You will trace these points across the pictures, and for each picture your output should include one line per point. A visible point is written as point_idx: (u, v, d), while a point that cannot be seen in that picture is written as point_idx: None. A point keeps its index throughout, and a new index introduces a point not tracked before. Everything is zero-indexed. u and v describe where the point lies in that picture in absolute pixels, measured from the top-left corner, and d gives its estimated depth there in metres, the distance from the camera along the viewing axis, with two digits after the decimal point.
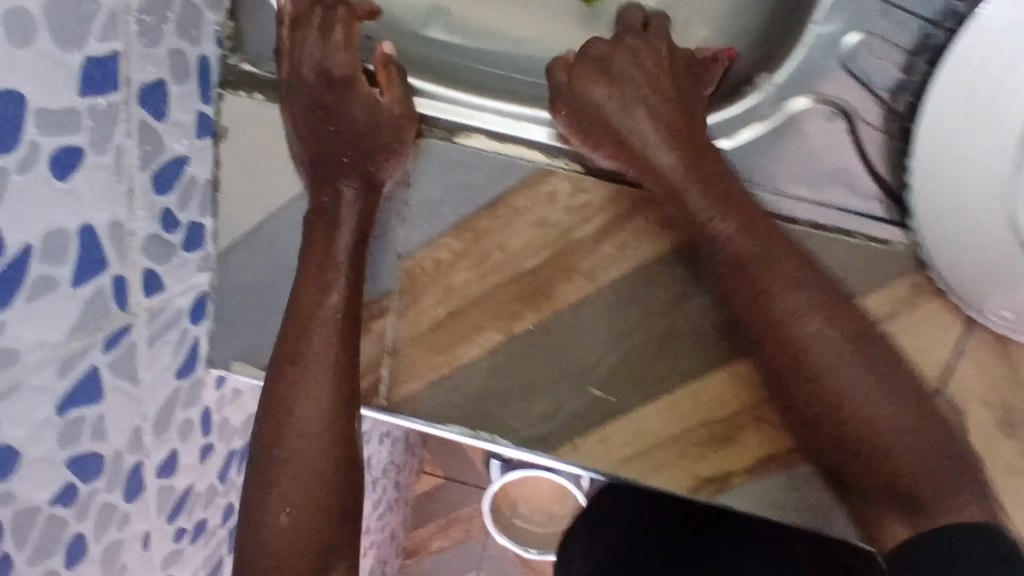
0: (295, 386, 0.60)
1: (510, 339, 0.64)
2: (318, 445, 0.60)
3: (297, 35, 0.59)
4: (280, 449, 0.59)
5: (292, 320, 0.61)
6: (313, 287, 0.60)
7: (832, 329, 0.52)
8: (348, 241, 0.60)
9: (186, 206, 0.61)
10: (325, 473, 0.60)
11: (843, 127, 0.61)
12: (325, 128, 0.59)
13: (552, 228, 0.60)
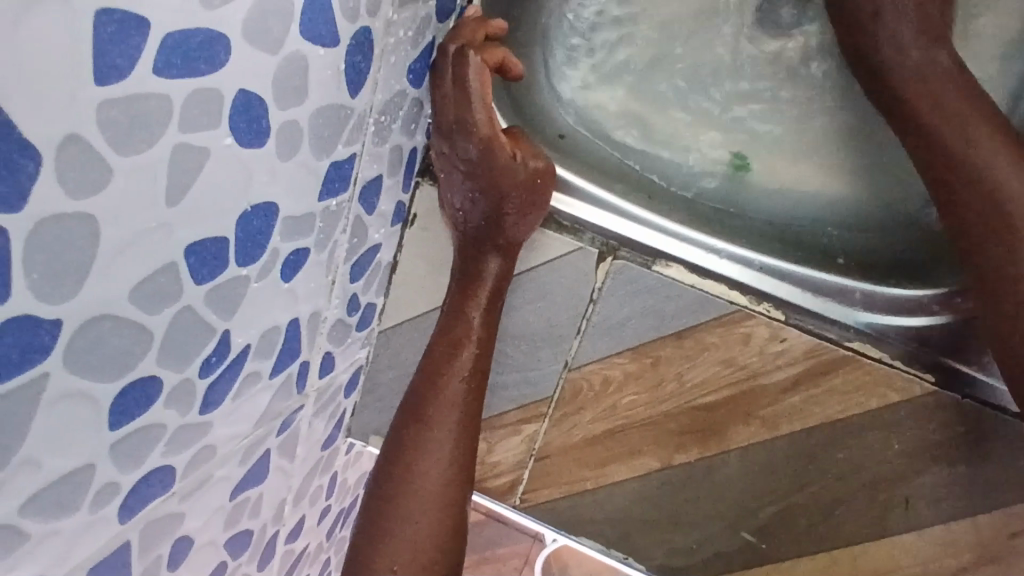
0: (420, 440, 0.57)
1: (666, 468, 0.62)
2: (432, 505, 0.56)
3: (488, 132, 0.55)
4: (396, 505, 0.55)
5: (422, 376, 0.59)
6: (450, 343, 0.58)
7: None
8: (479, 320, 0.58)
9: (368, 289, 0.61)
10: (437, 535, 0.55)
11: None
12: (468, 191, 0.57)
13: (738, 370, 0.58)
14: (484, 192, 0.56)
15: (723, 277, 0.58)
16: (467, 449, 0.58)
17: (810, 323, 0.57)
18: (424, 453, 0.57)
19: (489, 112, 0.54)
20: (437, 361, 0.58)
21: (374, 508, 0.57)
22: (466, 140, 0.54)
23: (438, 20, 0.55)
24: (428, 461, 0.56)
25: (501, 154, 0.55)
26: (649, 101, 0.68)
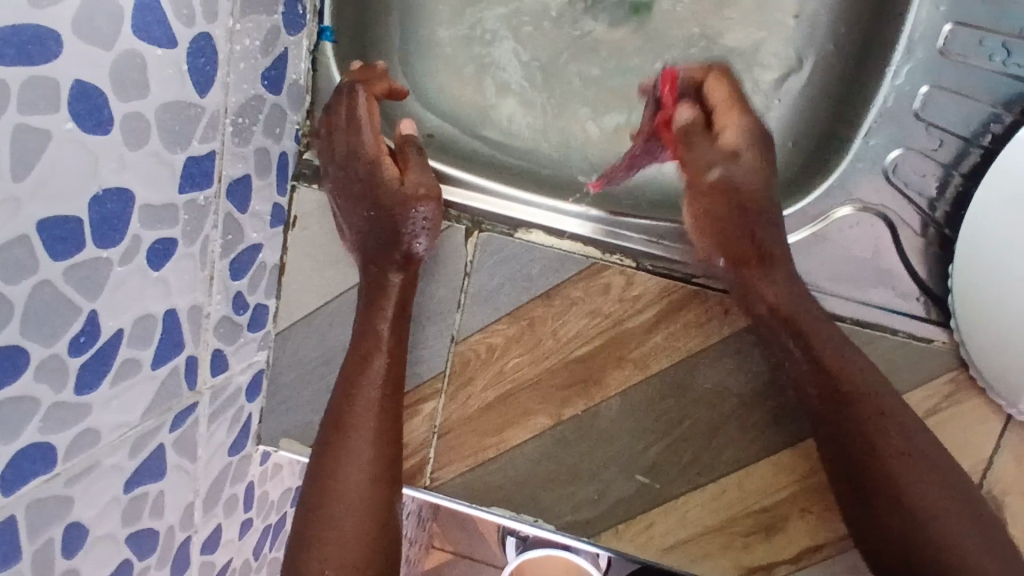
0: (360, 375, 0.59)
1: (558, 423, 0.66)
2: (373, 440, 0.58)
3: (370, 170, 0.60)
4: (338, 440, 0.57)
5: (365, 302, 0.61)
6: (374, 270, 0.61)
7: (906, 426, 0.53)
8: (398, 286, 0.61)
9: (255, 289, 0.64)
10: (377, 468, 0.57)
11: (885, 234, 0.60)
12: (352, 191, 0.61)
13: (605, 318, 0.64)
14: (374, 204, 0.60)
15: (577, 236, 0.64)
16: (395, 430, 0.60)
17: (662, 266, 0.63)
18: (364, 420, 0.58)
19: (375, 135, 0.61)
20: (371, 322, 0.60)
21: (324, 447, 0.58)
22: (343, 127, 0.61)
23: (288, 32, 0.60)
24: (369, 431, 0.58)
25: (373, 165, 0.60)
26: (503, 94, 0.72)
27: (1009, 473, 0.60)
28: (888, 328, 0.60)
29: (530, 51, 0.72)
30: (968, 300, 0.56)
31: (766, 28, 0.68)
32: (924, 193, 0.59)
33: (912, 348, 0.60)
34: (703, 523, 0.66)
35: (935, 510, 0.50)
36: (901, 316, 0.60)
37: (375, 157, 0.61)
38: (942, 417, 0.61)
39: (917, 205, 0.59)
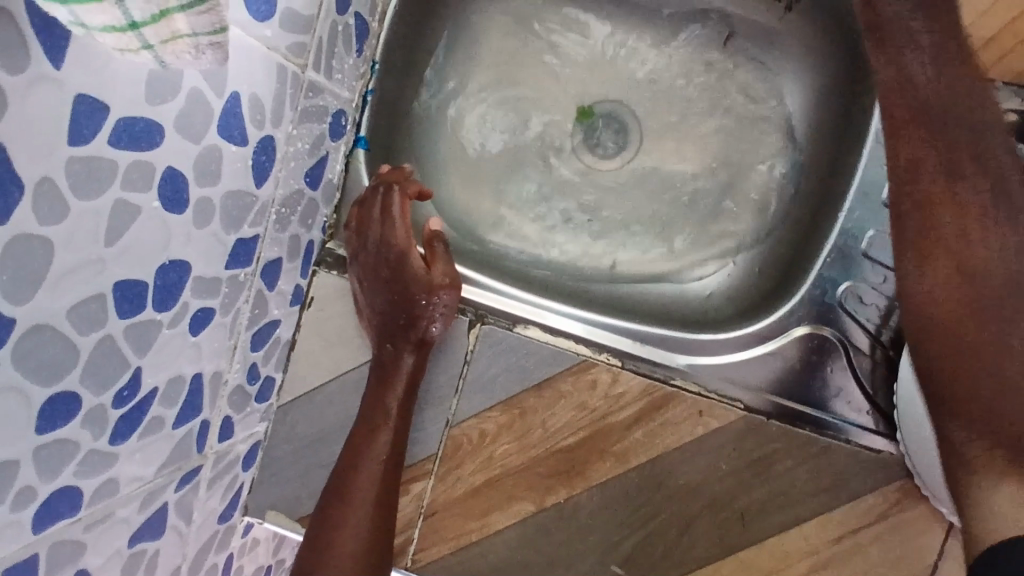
0: (367, 445, 0.63)
1: (541, 510, 0.70)
2: (371, 508, 0.61)
3: (403, 260, 0.67)
4: (339, 505, 0.61)
5: (376, 378, 0.66)
6: (390, 348, 0.67)
7: None
8: (409, 367, 0.66)
9: (267, 362, 0.68)
10: (375, 531, 0.61)
11: (839, 353, 0.68)
12: (382, 273, 0.67)
13: (590, 412, 0.69)
14: (396, 290, 0.67)
15: (567, 334, 0.71)
16: (390, 501, 0.63)
17: (644, 366, 0.70)
18: (362, 487, 0.62)
19: (407, 230, 0.68)
20: (381, 395, 0.65)
21: (326, 512, 0.62)
22: (379, 217, 0.67)
23: (331, 138, 0.68)
24: (368, 502, 0.61)
25: (404, 252, 0.67)
26: (509, 206, 0.81)
27: None
28: (841, 436, 0.68)
29: (536, 171, 0.82)
30: (907, 414, 0.63)
31: (739, 171, 0.79)
32: (871, 317, 0.68)
33: (862, 456, 0.67)
34: None
35: None
36: (853, 427, 0.68)
37: (405, 249, 0.67)
38: (891, 523, 0.67)
39: (866, 326, 0.68)
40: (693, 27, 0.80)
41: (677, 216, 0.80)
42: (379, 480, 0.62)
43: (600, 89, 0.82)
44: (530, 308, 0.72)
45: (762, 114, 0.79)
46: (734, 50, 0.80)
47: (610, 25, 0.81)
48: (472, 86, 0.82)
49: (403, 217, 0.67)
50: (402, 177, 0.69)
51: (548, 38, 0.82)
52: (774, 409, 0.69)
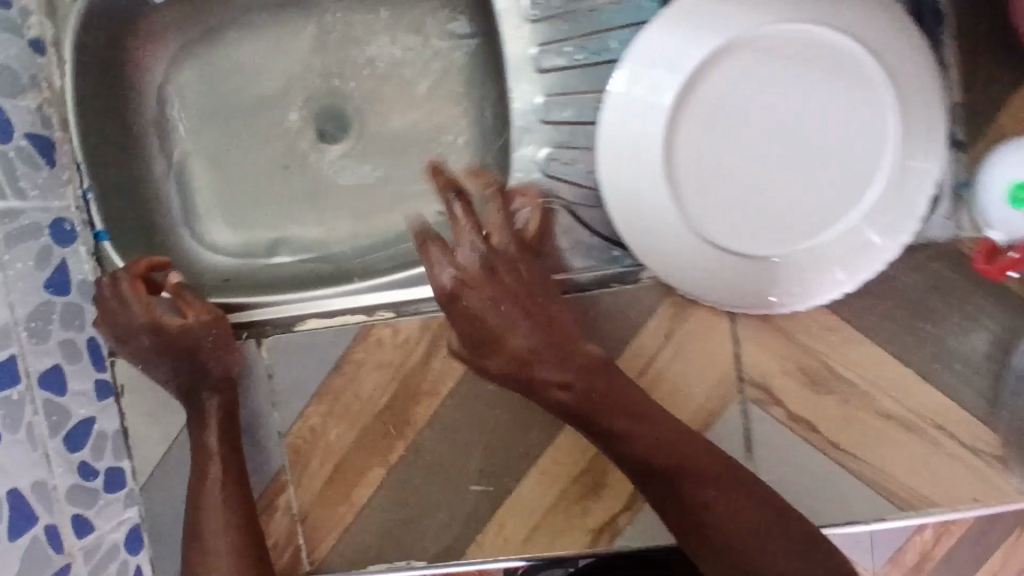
0: (200, 479, 0.70)
1: (391, 468, 0.76)
2: (226, 529, 0.68)
3: (162, 334, 0.71)
4: (201, 541, 0.68)
5: (191, 422, 0.72)
6: (188, 391, 0.73)
7: (704, 465, 0.63)
8: (212, 398, 0.72)
9: (100, 456, 0.75)
10: (240, 546, 0.68)
11: (566, 216, 0.71)
12: (151, 351, 0.71)
13: (390, 365, 0.75)
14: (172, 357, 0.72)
15: (336, 312, 0.75)
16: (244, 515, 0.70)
17: (413, 307, 0.75)
18: (211, 516, 0.68)
19: (148, 306, 0.71)
20: (197, 428, 0.72)
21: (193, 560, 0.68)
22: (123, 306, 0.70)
23: (61, 245, 0.73)
24: (219, 526, 0.68)
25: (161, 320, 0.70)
26: (267, 225, 0.85)
27: (756, 357, 0.71)
28: (602, 284, 0.73)
29: (282, 182, 0.86)
30: (632, 241, 0.67)
31: (449, 96, 0.84)
32: (580, 171, 0.71)
33: (627, 291, 0.72)
34: (543, 504, 0.75)
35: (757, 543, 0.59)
36: (610, 271, 0.73)
37: (153, 322, 0.70)
38: (681, 336, 0.72)
39: (583, 181, 0.71)
40: None
41: (414, 163, 0.84)
42: (222, 507, 0.69)
43: (302, 84, 0.86)
44: (297, 305, 0.76)
45: (445, 39, 0.84)
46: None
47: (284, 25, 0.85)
48: (190, 136, 0.86)
49: (140, 304, 0.70)
50: (125, 270, 0.71)
51: (235, 62, 0.85)
52: None
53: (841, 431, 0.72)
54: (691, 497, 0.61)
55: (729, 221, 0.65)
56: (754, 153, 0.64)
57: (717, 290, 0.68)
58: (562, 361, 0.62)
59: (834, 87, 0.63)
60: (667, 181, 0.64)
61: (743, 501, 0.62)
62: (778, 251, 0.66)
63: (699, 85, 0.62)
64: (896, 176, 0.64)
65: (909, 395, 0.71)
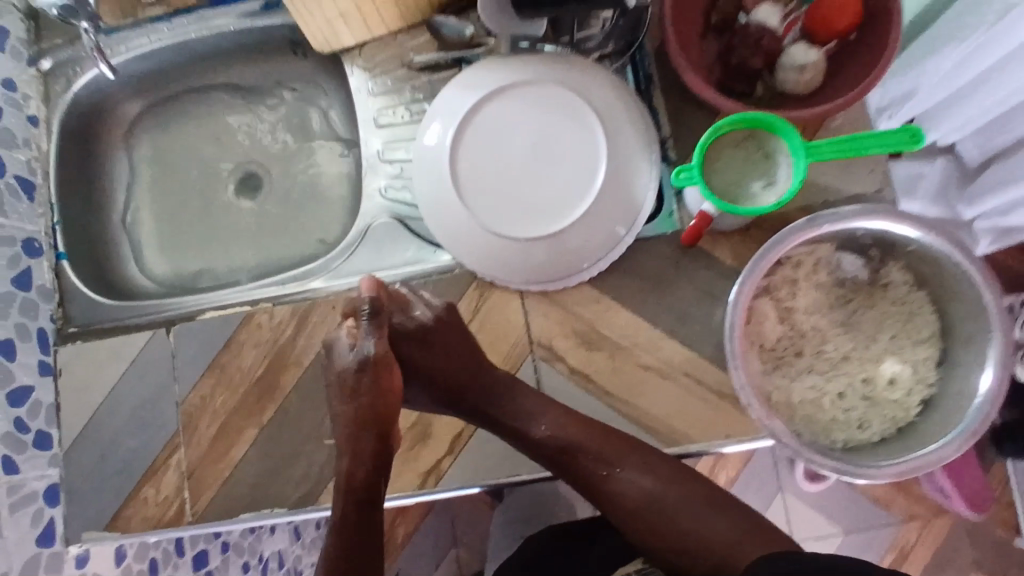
0: None
1: (262, 428, 0.95)
2: None
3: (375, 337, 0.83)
4: None
5: None
6: None
7: (611, 446, 0.80)
8: None
9: (35, 417, 0.96)
10: None
11: (400, 225, 0.98)
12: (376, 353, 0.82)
13: (266, 343, 0.97)
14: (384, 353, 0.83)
15: (230, 305, 0.99)
16: None
17: (286, 298, 0.98)
18: None
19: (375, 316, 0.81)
20: None
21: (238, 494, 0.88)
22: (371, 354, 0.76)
23: (29, 256, 1.00)
24: None
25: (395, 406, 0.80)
26: (196, 257, 1.12)
27: (539, 323, 0.94)
28: (424, 273, 0.96)
29: (209, 226, 1.14)
30: (439, 236, 0.93)
31: (334, 158, 1.13)
32: (406, 193, 0.98)
33: (443, 278, 0.96)
34: None
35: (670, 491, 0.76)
36: (430, 265, 0.96)
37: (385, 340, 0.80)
38: (484, 309, 0.95)
39: (408, 200, 0.99)
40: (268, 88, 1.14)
41: (306, 208, 1.12)
42: None
43: (229, 156, 1.16)
44: (203, 302, 1.01)
45: (331, 117, 1.13)
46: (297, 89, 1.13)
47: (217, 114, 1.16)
48: (140, 194, 1.14)
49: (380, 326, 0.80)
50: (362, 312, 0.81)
51: (179, 141, 1.16)
52: (378, 279, 0.97)
53: (610, 380, 0.92)
54: (612, 473, 0.78)
55: (498, 215, 0.90)
56: (509, 169, 0.91)
57: (497, 267, 0.91)
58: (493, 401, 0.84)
59: (560, 117, 0.90)
60: (453, 185, 0.90)
61: (649, 468, 0.78)
62: (533, 235, 0.89)
63: (471, 122, 0.91)
64: (614, 175, 0.89)
65: (661, 351, 0.92)
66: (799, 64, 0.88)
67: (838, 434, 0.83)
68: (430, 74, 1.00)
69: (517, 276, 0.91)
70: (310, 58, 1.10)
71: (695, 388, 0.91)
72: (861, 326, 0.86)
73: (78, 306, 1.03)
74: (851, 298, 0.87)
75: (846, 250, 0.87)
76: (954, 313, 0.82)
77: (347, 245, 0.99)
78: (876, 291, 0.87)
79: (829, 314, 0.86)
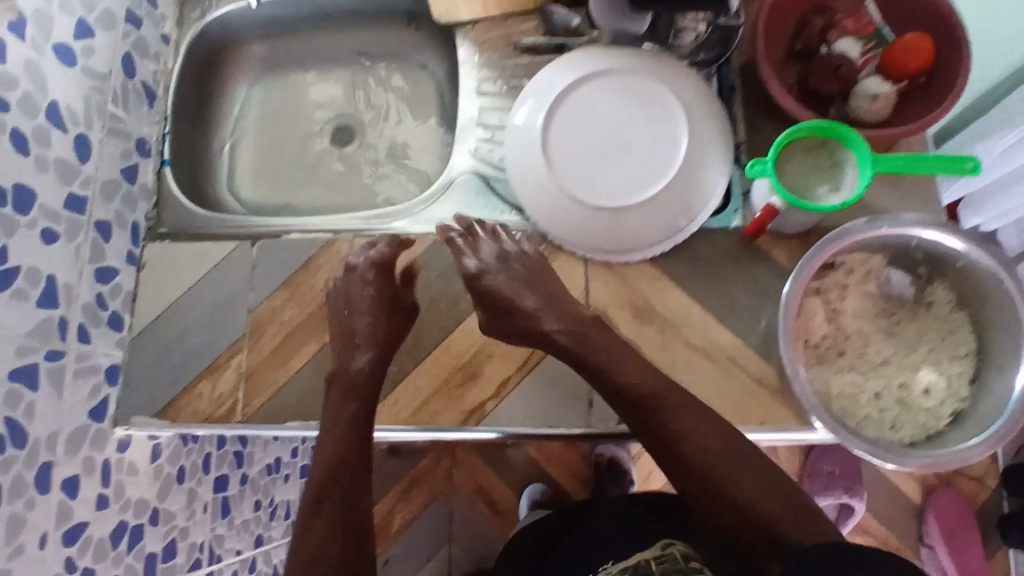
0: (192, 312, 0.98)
1: (322, 346, 1.02)
2: None
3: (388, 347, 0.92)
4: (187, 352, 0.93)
5: None
6: None
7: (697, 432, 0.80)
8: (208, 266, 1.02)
9: (114, 298, 1.02)
10: None
11: (482, 183, 1.05)
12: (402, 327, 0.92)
13: (342, 270, 1.04)
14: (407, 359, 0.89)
15: (312, 231, 1.07)
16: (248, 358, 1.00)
17: (365, 232, 1.06)
18: None
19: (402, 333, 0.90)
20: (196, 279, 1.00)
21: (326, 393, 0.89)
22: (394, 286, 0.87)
23: (139, 155, 1.08)
24: None
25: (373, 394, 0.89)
26: (280, 188, 1.20)
27: (599, 290, 1.00)
28: (498, 230, 1.04)
29: (298, 163, 1.22)
30: (519, 195, 1.00)
31: (428, 121, 1.22)
32: (495, 157, 1.06)
33: (516, 236, 1.03)
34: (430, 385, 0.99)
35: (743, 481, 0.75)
36: (504, 223, 1.04)
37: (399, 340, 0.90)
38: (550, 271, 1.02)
39: (495, 164, 1.06)
40: (377, 53, 1.25)
41: (390, 160, 1.20)
42: None
43: (327, 105, 1.25)
44: (286, 224, 1.09)
45: (430, 86, 1.23)
46: (403, 58, 1.24)
47: (325, 67, 1.26)
48: (241, 126, 1.25)
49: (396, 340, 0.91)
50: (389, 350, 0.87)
51: (285, 86, 1.26)
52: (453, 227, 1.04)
53: (658, 351, 0.97)
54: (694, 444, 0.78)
55: (576, 184, 0.97)
56: (593, 147, 0.98)
57: (568, 232, 0.98)
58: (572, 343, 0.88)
59: (647, 107, 0.98)
60: (540, 150, 0.98)
61: (729, 449, 0.78)
62: (606, 205, 0.96)
63: (565, 98, 0.99)
64: (689, 164, 0.96)
65: (709, 334, 0.97)
66: (872, 92, 0.96)
67: (870, 429, 0.87)
68: (532, 56, 1.09)
69: (584, 245, 0.99)
70: (420, 31, 1.22)
71: (738, 372, 0.95)
72: (903, 336, 0.91)
73: (170, 211, 1.11)
74: (896, 312, 0.92)
75: (897, 267, 0.93)
76: (993, 337, 0.88)
77: (430, 194, 1.06)
78: (920, 309, 0.92)
79: (874, 322, 0.92)
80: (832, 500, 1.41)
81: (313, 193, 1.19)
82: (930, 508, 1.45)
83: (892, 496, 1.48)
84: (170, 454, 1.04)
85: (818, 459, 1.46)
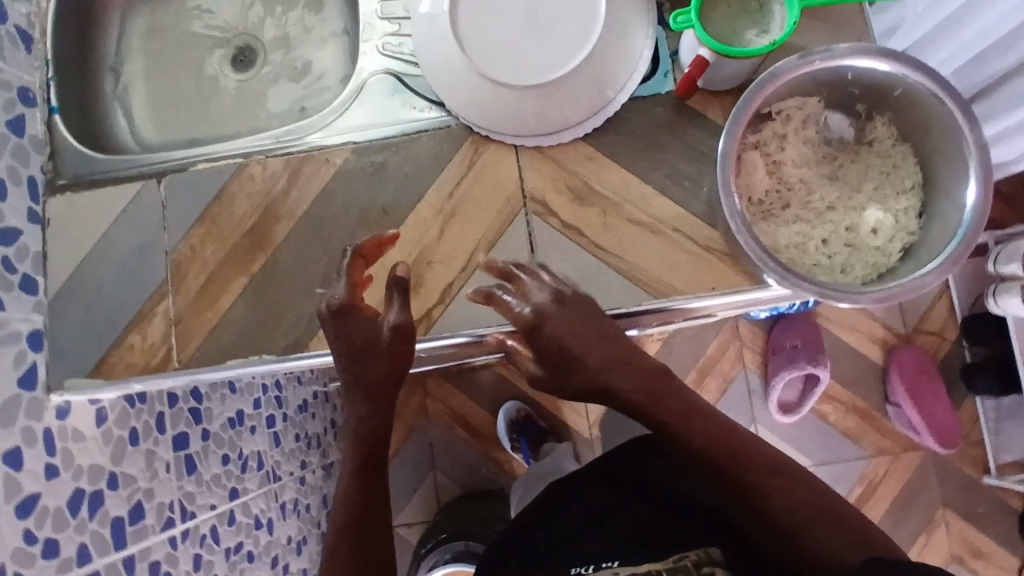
0: None
1: (252, 278, 0.97)
2: None
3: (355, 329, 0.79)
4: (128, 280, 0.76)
5: None
6: None
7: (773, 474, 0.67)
8: None
9: (21, 261, 0.86)
10: None
11: (395, 81, 0.99)
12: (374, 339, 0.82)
13: (260, 195, 0.98)
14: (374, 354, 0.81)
15: (224, 157, 1.00)
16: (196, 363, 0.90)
17: (281, 150, 0.99)
18: None
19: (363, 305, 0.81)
20: None
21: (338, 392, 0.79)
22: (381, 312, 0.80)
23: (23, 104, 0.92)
24: None
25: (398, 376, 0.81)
26: (182, 123, 1.12)
27: (533, 176, 0.95)
28: (420, 129, 0.98)
29: (199, 93, 1.14)
30: (438, 86, 0.94)
31: (329, 28, 1.14)
32: (405, 51, 0.99)
33: (440, 133, 0.97)
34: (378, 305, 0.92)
35: (794, 512, 0.64)
36: (425, 119, 0.98)
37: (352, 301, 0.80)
38: (480, 164, 0.96)
39: (408, 58, 0.99)
40: None
41: (296, 77, 1.13)
42: None
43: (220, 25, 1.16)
44: (196, 154, 1.02)
45: None
46: None
47: None
48: (130, 64, 1.15)
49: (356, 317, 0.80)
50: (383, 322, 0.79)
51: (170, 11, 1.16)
52: (372, 132, 0.98)
53: (601, 231, 0.93)
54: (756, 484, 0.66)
55: (491, 62, 0.90)
56: (505, 19, 0.90)
57: (493, 118, 0.93)
58: (628, 376, 0.75)
59: None
60: (447, 31, 0.90)
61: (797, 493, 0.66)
62: (526, 81, 0.89)
63: None
64: (609, 24, 0.89)
65: (651, 207, 0.93)
66: None
67: (821, 275, 0.86)
68: None
69: (510, 130, 0.94)
70: None
71: (682, 240, 0.92)
72: (847, 179, 0.89)
73: (67, 159, 1.00)
74: (837, 155, 0.90)
75: (834, 109, 0.91)
76: (937, 166, 0.84)
77: (343, 100, 1.00)
78: (861, 149, 0.90)
79: (816, 167, 0.90)
80: (795, 371, 1.39)
81: (218, 122, 1.12)
82: (891, 365, 1.46)
83: (856, 360, 1.49)
84: (118, 419, 0.85)
85: (780, 334, 1.45)
